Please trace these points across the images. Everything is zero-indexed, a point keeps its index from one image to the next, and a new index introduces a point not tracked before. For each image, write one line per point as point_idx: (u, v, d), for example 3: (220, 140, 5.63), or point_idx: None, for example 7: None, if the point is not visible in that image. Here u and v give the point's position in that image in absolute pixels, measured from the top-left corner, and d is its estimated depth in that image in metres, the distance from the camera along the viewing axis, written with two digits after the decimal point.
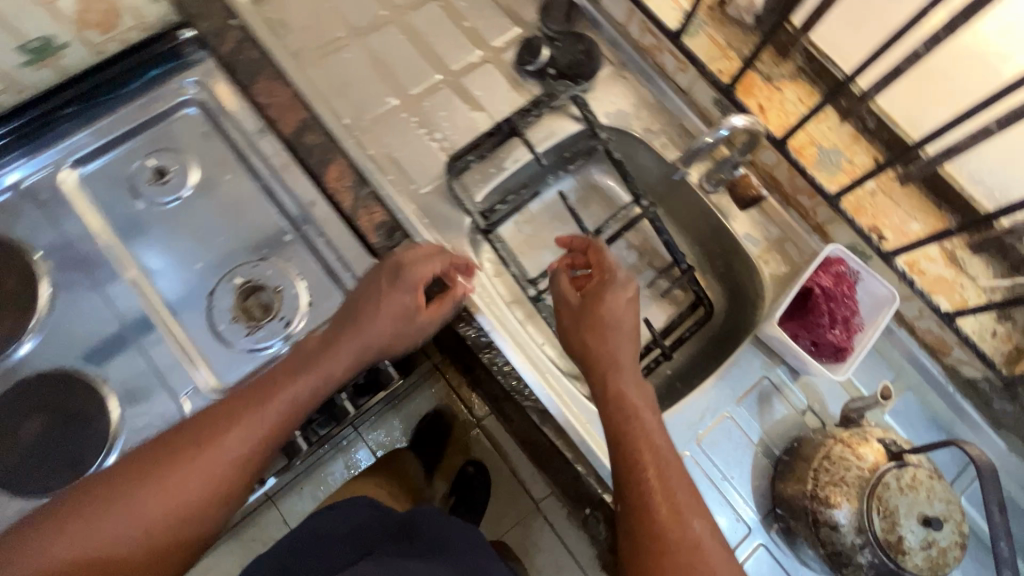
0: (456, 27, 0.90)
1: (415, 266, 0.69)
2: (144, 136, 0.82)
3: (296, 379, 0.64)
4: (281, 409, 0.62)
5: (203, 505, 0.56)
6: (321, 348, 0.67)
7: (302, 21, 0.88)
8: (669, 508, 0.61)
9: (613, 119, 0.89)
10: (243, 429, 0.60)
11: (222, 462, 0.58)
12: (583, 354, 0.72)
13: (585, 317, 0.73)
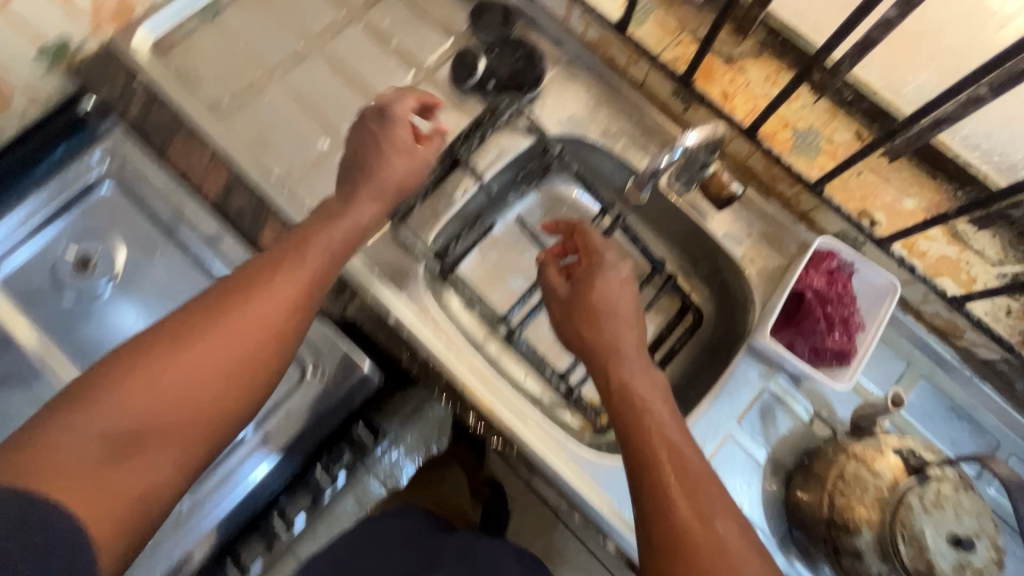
0: (383, 50, 0.83)
1: (407, 98, 0.67)
2: (60, 220, 0.75)
3: (320, 228, 0.61)
4: (312, 260, 0.58)
5: (251, 365, 0.52)
6: (338, 206, 0.63)
7: (213, 68, 0.81)
8: (693, 512, 0.51)
9: (568, 126, 0.81)
10: (278, 278, 0.56)
11: (264, 312, 0.54)
12: (581, 348, 0.63)
13: (578, 303, 0.64)
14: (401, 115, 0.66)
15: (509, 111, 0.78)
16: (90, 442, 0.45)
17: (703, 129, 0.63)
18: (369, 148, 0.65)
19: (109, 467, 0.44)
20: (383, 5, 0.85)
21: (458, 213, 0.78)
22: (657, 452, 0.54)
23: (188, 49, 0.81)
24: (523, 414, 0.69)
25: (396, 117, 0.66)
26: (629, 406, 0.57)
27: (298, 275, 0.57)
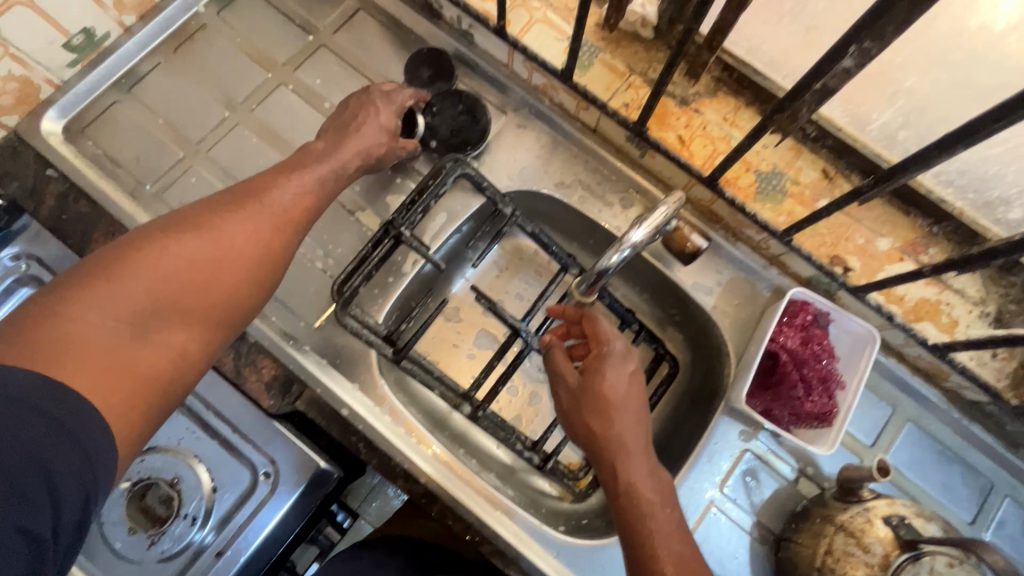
0: (316, 113, 0.77)
1: (403, 92, 0.69)
2: None
3: (321, 153, 0.61)
4: (318, 172, 0.59)
5: (263, 264, 0.53)
6: (337, 133, 0.63)
7: (133, 149, 0.75)
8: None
9: (518, 181, 0.76)
10: (287, 185, 0.56)
11: (275, 211, 0.55)
12: (588, 443, 0.56)
13: (587, 395, 0.57)
14: (393, 97, 0.68)
15: (453, 172, 0.70)
16: (102, 317, 0.43)
17: (650, 222, 0.55)
18: (345, 131, 0.63)
19: (126, 342, 0.44)
20: (313, 63, 0.79)
21: (409, 285, 0.73)
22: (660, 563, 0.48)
23: (104, 129, 0.75)
24: (498, 504, 0.66)
25: (389, 95, 0.68)
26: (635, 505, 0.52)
27: (304, 183, 0.57)
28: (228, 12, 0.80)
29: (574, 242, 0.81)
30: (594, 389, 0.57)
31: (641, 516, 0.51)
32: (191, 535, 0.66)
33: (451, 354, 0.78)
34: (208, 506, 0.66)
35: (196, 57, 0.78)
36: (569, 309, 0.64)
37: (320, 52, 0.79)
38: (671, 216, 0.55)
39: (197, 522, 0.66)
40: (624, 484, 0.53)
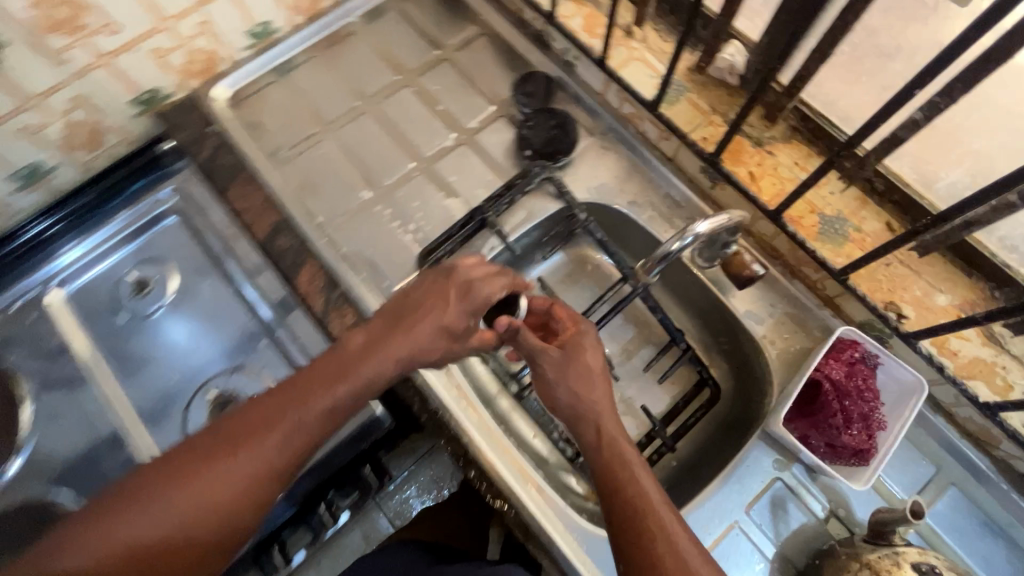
0: (429, 112, 0.89)
1: (479, 285, 0.60)
2: (132, 249, 0.85)
3: (358, 361, 0.55)
4: (327, 406, 0.53)
5: (239, 526, 0.48)
6: (385, 331, 0.57)
7: (276, 120, 0.89)
8: (675, 567, 0.51)
9: (595, 194, 0.84)
10: (288, 416, 0.51)
11: (235, 483, 0.48)
12: (570, 408, 0.64)
13: (569, 363, 0.65)
14: (463, 285, 0.60)
15: (539, 177, 0.81)
16: None
17: (713, 219, 0.65)
18: (410, 322, 0.58)
19: None
20: (434, 72, 0.92)
21: None
22: (634, 510, 0.55)
23: (257, 101, 0.90)
24: (524, 479, 0.70)
25: (472, 282, 0.60)
26: (618, 454, 0.60)
27: (313, 411, 0.52)
28: (373, 23, 0.95)
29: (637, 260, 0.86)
30: (575, 358, 0.65)
31: (615, 471, 0.58)
32: None
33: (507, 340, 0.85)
34: None
35: (341, 55, 0.93)
36: (536, 301, 0.69)
37: (442, 64, 0.92)
38: (729, 222, 0.66)
39: None
40: (604, 439, 0.61)
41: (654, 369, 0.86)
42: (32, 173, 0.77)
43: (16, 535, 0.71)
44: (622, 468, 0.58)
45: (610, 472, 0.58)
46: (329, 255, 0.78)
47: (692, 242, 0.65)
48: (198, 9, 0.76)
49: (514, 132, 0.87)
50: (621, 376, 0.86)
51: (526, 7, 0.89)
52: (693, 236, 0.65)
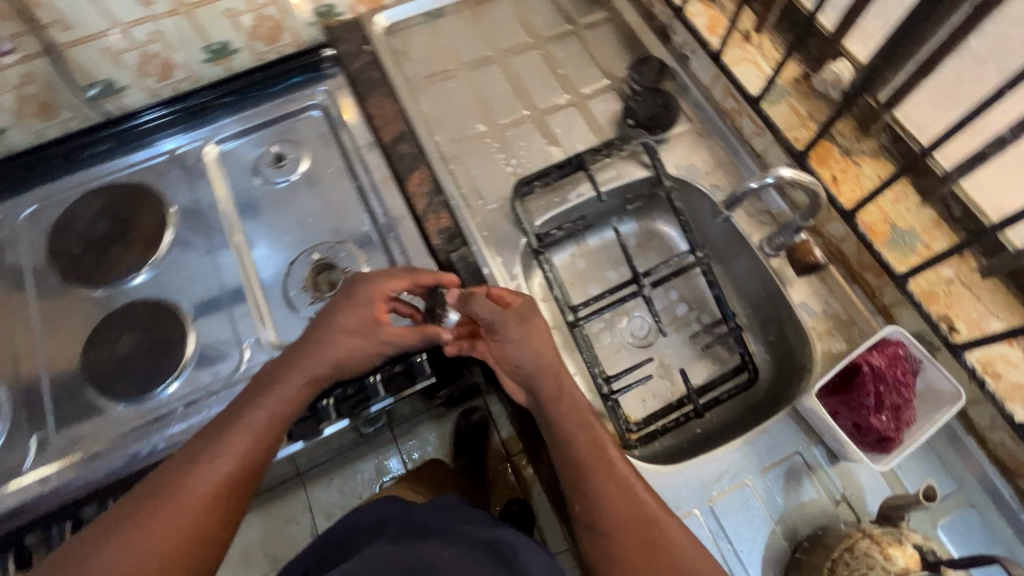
0: (550, 73, 1.00)
1: (376, 285, 0.71)
2: (275, 129, 0.98)
3: (256, 399, 0.67)
4: (235, 441, 0.65)
5: (213, 521, 0.61)
6: (271, 376, 0.69)
7: (419, 54, 1.02)
8: (626, 497, 0.66)
9: (684, 171, 0.91)
10: (206, 459, 0.63)
11: (201, 495, 0.61)
12: (544, 371, 0.71)
13: (524, 322, 0.71)
14: (363, 287, 0.72)
15: (636, 143, 0.89)
16: None
17: (798, 171, 0.74)
18: (298, 358, 0.70)
19: None
20: (562, 42, 1.03)
21: (568, 212, 0.89)
22: (604, 482, 0.67)
23: (407, 35, 1.04)
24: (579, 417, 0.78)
25: (363, 288, 0.71)
26: (579, 417, 0.70)
27: (227, 448, 0.64)
28: None
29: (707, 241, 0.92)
30: (528, 321, 0.72)
31: (580, 453, 0.69)
32: None
33: (570, 285, 0.93)
34: None
35: (485, 13, 1.06)
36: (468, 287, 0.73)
37: (571, 37, 1.03)
38: (811, 180, 0.74)
39: None
40: (563, 395, 0.71)
41: (697, 342, 0.93)
42: (221, 49, 0.95)
43: (136, 325, 0.82)
44: (580, 453, 0.69)
45: (582, 462, 0.68)
46: (439, 167, 0.90)
47: (772, 182, 0.76)
48: None
49: (621, 105, 0.97)
50: (665, 343, 0.93)
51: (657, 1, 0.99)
52: (774, 177, 0.75)
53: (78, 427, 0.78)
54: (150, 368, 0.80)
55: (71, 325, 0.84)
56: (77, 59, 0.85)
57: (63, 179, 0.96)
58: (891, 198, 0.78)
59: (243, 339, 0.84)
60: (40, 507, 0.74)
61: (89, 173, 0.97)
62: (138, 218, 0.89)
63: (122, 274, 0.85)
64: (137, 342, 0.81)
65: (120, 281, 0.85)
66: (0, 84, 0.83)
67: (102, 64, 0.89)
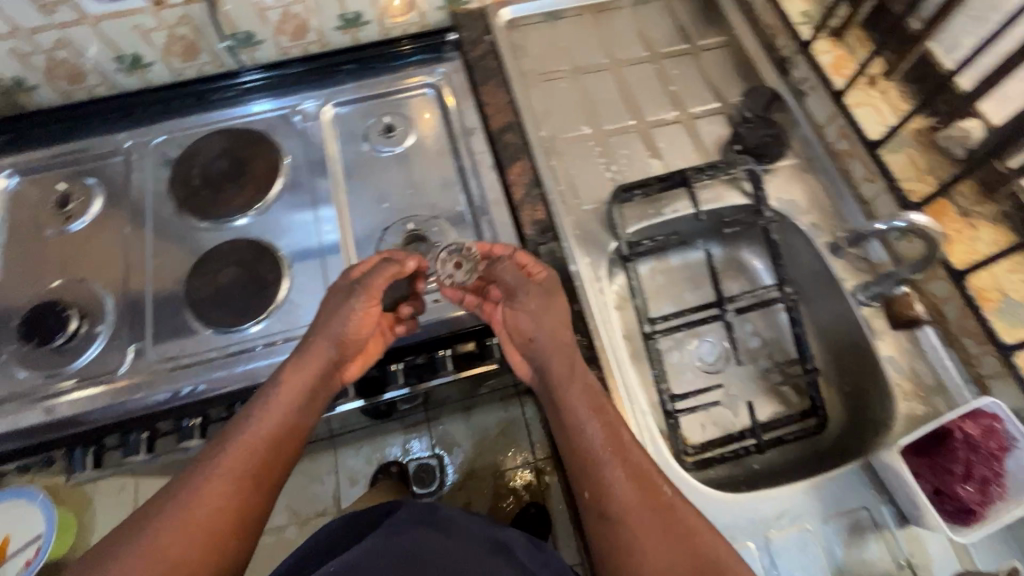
0: (662, 88, 1.01)
1: (352, 267, 0.79)
2: (389, 101, 1.02)
3: (262, 405, 0.70)
4: (242, 442, 0.67)
5: (257, 472, 0.66)
6: (274, 381, 0.72)
7: (536, 51, 1.05)
8: (639, 479, 0.66)
9: (784, 205, 0.90)
10: (216, 462, 0.65)
11: (241, 452, 0.66)
12: (562, 349, 0.75)
13: (547, 298, 0.77)
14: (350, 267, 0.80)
15: (741, 169, 0.89)
16: None
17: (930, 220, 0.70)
18: (300, 365, 0.73)
19: None
20: (678, 59, 1.04)
21: (660, 226, 0.89)
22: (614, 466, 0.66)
23: (528, 31, 1.07)
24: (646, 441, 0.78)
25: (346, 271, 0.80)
26: (589, 411, 0.70)
27: (233, 451, 0.66)
28: (641, 6, 1.09)
29: (796, 278, 0.91)
30: (550, 294, 0.78)
31: (593, 439, 0.68)
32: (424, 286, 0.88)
33: (650, 297, 0.94)
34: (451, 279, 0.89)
35: (605, 21, 1.08)
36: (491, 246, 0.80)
37: (687, 56, 1.04)
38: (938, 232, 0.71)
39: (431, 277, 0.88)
40: (572, 372, 0.73)
41: (766, 379, 0.91)
42: (353, 19, 1.01)
43: (237, 261, 0.87)
44: (590, 440, 0.68)
45: (595, 453, 0.67)
46: (541, 161, 0.92)
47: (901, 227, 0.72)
48: None
49: (729, 129, 0.96)
50: (732, 373, 0.92)
51: (782, 34, 0.99)
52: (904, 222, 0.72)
53: (174, 346, 0.83)
54: (244, 304, 0.84)
55: (180, 253, 0.90)
56: (229, 9, 0.93)
57: (187, 117, 1.02)
58: (1005, 266, 0.76)
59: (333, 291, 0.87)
60: (133, 413, 0.80)
61: (212, 117, 1.03)
62: (254, 164, 0.94)
63: (229, 214, 0.90)
64: (236, 278, 0.86)
65: (227, 220, 0.91)
66: (158, 22, 0.92)
67: (248, 17, 0.95)
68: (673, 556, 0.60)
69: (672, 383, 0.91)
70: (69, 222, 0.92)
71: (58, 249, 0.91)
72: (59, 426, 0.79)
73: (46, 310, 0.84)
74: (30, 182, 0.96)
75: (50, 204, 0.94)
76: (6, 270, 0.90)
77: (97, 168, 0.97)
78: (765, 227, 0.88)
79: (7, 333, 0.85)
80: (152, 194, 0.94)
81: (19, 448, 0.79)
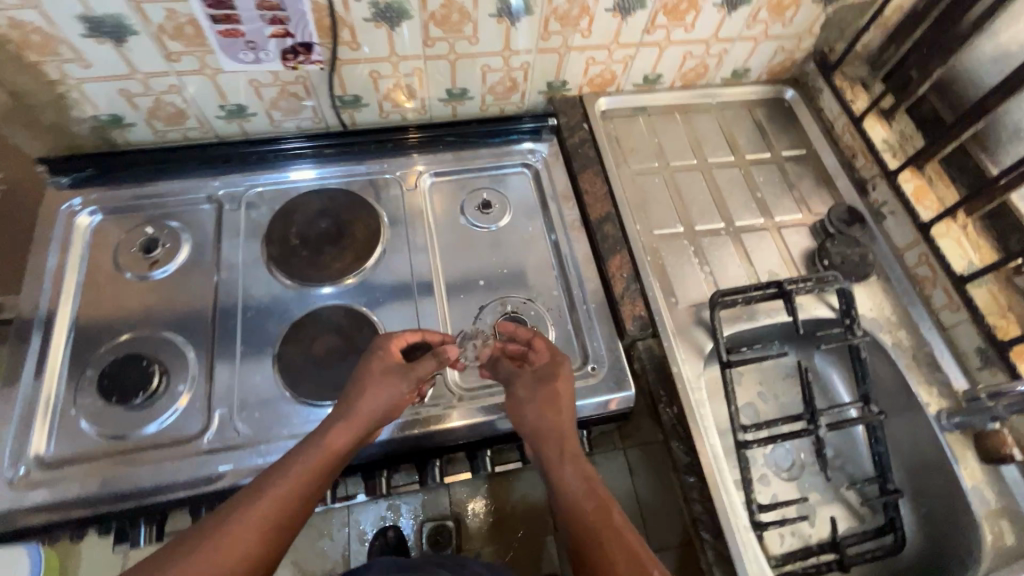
0: (749, 193, 1.05)
1: (390, 341, 0.78)
2: (486, 177, 1.05)
3: (305, 455, 0.69)
4: (276, 501, 0.65)
5: (284, 516, 0.65)
6: (311, 442, 0.70)
7: (631, 144, 1.09)
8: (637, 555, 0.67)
9: (868, 322, 0.94)
10: (248, 511, 0.64)
11: (275, 495, 0.65)
12: (551, 431, 0.76)
13: (541, 391, 0.78)
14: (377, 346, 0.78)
15: (833, 285, 0.91)
16: None
17: None
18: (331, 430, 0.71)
19: None
20: (763, 167, 1.09)
21: (751, 330, 0.92)
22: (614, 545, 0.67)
23: (622, 123, 1.12)
24: (745, 557, 0.75)
25: (378, 350, 0.77)
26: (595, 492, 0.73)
27: (252, 517, 0.63)
28: (727, 111, 1.16)
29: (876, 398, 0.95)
30: (546, 380, 0.80)
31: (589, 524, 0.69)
32: None
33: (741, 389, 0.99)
34: None
35: (692, 120, 1.14)
36: (519, 334, 0.83)
37: (771, 164, 1.10)
38: None
39: None
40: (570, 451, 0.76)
41: (841, 493, 0.94)
42: (460, 94, 1.03)
43: (331, 330, 0.85)
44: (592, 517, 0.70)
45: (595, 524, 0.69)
46: (641, 256, 0.95)
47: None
48: (637, 46, 1.01)
49: (813, 241, 1.01)
50: (807, 480, 0.94)
51: (863, 156, 1.05)
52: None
53: (260, 415, 0.79)
54: (334, 378, 0.81)
55: (269, 313, 0.87)
56: (346, 75, 0.94)
57: (276, 175, 1.00)
58: None
59: None
60: (207, 487, 0.74)
61: (302, 178, 1.01)
62: (354, 228, 0.93)
63: (319, 281, 0.88)
64: (332, 347, 0.83)
65: (315, 286, 0.88)
66: (275, 78, 0.92)
67: (363, 83, 0.97)
68: None
69: (759, 490, 0.92)
70: (154, 269, 0.89)
71: (140, 296, 0.88)
72: (123, 496, 0.73)
73: (129, 365, 0.80)
74: (114, 220, 0.93)
75: (136, 247, 0.91)
76: (81, 312, 0.86)
77: (185, 213, 0.95)
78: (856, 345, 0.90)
79: (79, 382, 0.80)
80: (241, 245, 0.92)
81: (79, 514, 0.72)
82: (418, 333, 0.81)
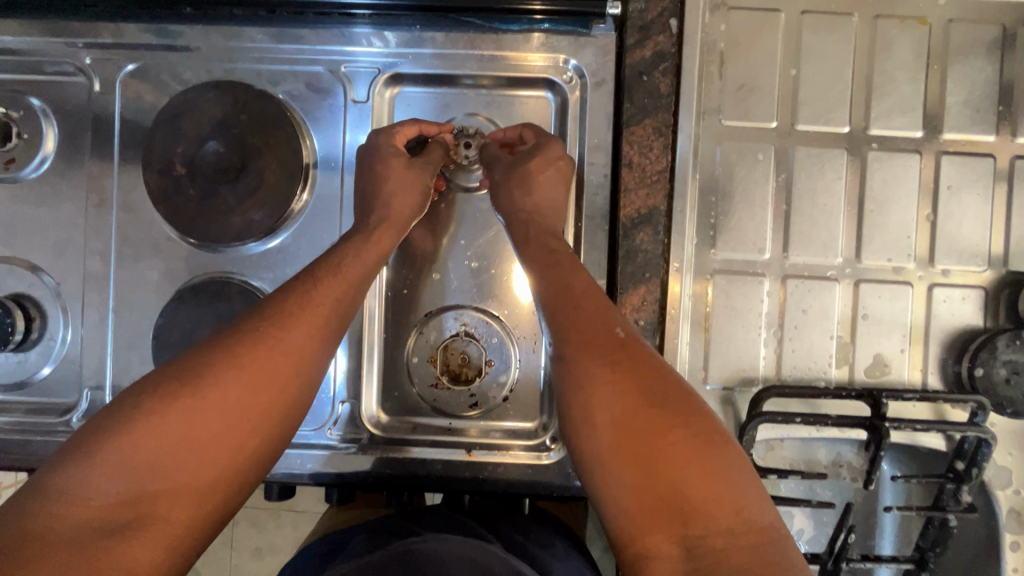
0: (913, 209, 0.62)
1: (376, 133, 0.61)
2: (483, 91, 0.65)
3: (351, 251, 0.55)
4: (331, 278, 0.52)
5: (342, 310, 0.52)
6: (356, 238, 0.57)
7: (747, 71, 0.63)
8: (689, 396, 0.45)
9: (991, 469, 0.61)
10: (307, 289, 0.51)
11: (336, 281, 0.53)
12: (522, 220, 0.57)
13: (515, 168, 0.58)
14: (369, 145, 0.61)
15: (970, 433, 0.55)
16: (186, 419, 0.42)
17: None
18: (355, 249, 0.56)
19: (208, 425, 0.42)
20: (965, 160, 0.62)
21: (798, 430, 0.64)
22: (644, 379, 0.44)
23: (746, 23, 0.63)
24: None
25: (381, 149, 0.60)
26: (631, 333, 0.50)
27: (320, 295, 0.51)
28: (958, 25, 0.62)
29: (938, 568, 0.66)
30: (525, 162, 0.58)
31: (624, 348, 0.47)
32: (450, 415, 0.66)
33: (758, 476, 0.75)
34: (493, 408, 0.66)
35: (880, 38, 0.62)
36: (509, 128, 0.62)
37: (984, 158, 0.62)
38: None
39: (472, 409, 0.65)
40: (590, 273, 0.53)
41: None
42: None
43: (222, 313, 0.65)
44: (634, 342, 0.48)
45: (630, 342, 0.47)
46: (678, 294, 0.63)
47: None
48: None
49: (977, 320, 0.62)
50: None
51: None
52: None
53: None
54: None
55: (151, 267, 0.67)
56: None
57: (173, 38, 0.67)
58: None
59: (337, 393, 0.66)
60: None
61: (206, 50, 0.67)
62: (264, 162, 0.64)
63: (213, 242, 0.65)
64: None
65: (208, 246, 0.66)
66: None
67: None
68: (703, 483, 0.40)
69: None
70: (16, 168, 0.67)
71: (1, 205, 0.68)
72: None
73: None
74: None
75: None
76: None
77: (52, 85, 0.68)
78: (949, 517, 0.58)
79: None
80: (120, 154, 0.67)
81: None
82: (413, 127, 0.62)
